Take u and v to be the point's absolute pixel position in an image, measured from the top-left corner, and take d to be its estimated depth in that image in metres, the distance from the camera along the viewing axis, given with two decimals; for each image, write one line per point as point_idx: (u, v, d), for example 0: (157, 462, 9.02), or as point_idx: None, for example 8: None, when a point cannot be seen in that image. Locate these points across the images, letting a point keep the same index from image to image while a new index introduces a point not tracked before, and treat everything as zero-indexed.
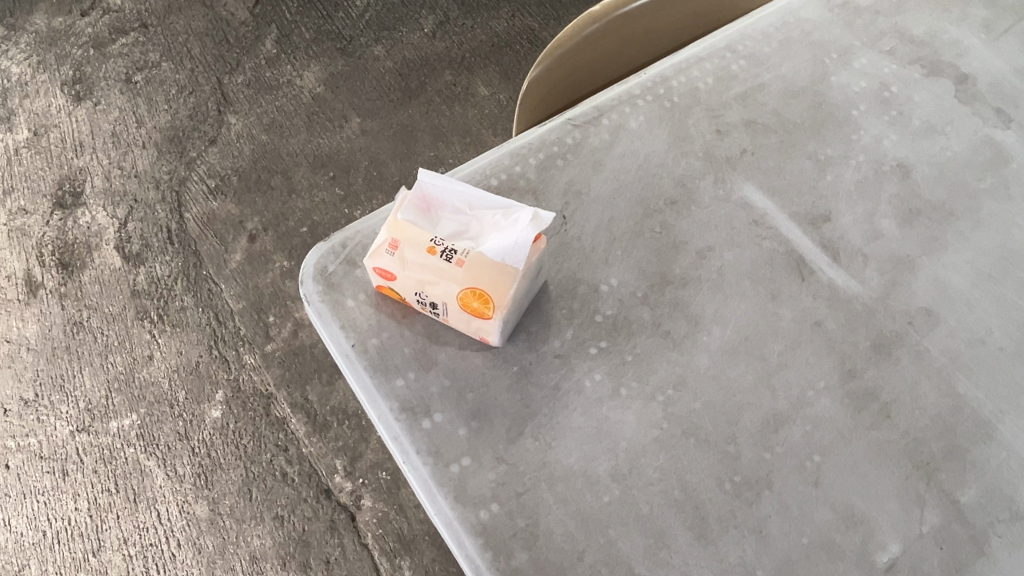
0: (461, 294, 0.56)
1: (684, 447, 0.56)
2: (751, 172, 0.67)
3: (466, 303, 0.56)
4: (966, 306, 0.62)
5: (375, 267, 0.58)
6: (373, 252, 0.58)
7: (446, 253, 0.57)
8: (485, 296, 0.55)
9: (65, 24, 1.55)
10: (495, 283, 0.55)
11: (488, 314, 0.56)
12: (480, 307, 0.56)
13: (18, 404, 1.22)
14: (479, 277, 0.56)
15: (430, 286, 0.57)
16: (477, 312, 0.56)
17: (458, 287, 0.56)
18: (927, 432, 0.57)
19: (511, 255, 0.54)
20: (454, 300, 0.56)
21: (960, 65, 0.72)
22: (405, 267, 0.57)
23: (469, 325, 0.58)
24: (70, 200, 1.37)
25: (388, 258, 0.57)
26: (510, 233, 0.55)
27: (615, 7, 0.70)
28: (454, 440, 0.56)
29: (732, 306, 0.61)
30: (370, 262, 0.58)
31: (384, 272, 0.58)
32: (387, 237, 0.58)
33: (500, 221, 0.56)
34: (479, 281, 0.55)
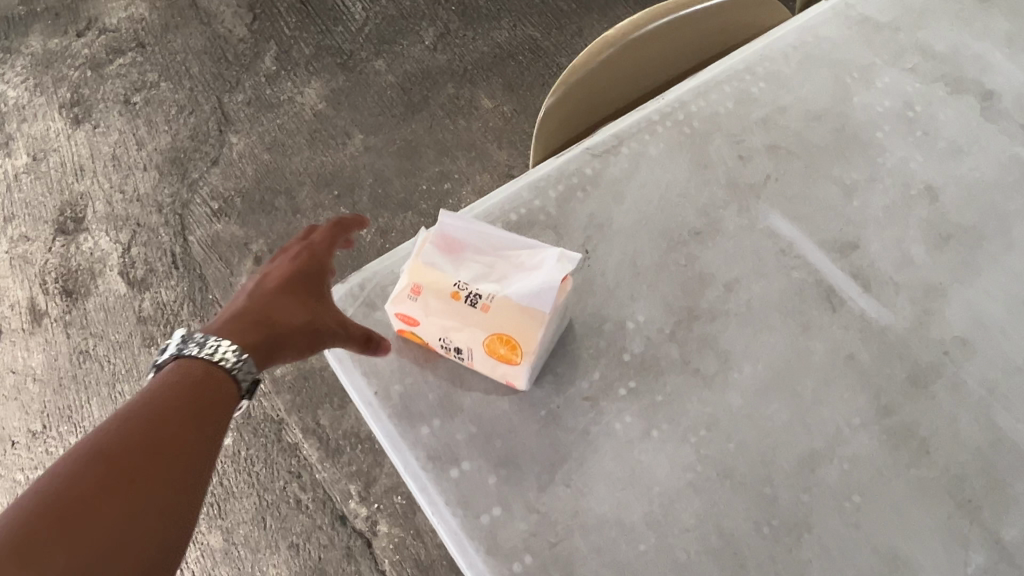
0: (487, 340, 0.54)
1: (720, 491, 0.55)
2: (776, 199, 0.65)
3: (493, 348, 0.55)
4: (1002, 334, 0.60)
5: (396, 312, 0.57)
6: (394, 297, 0.56)
7: (470, 298, 0.54)
8: (513, 340, 0.54)
9: (60, 45, 1.53)
10: (522, 327, 0.54)
11: (515, 360, 0.54)
12: (507, 351, 0.54)
13: (26, 435, 1.21)
14: (505, 322, 0.54)
15: (455, 331, 0.55)
16: (505, 358, 0.55)
17: (483, 332, 0.54)
18: (968, 468, 0.55)
19: (539, 298, 0.53)
20: (479, 346, 0.55)
21: (985, 82, 0.70)
22: (428, 312, 0.55)
23: (495, 370, 0.56)
24: (72, 225, 1.36)
25: (410, 302, 0.56)
26: (537, 276, 0.54)
27: (630, 30, 0.69)
28: (483, 489, 0.55)
29: (762, 340, 0.60)
30: (390, 307, 0.57)
31: (406, 317, 0.57)
32: (408, 281, 0.56)
33: (526, 263, 0.55)
34: (505, 327, 0.54)
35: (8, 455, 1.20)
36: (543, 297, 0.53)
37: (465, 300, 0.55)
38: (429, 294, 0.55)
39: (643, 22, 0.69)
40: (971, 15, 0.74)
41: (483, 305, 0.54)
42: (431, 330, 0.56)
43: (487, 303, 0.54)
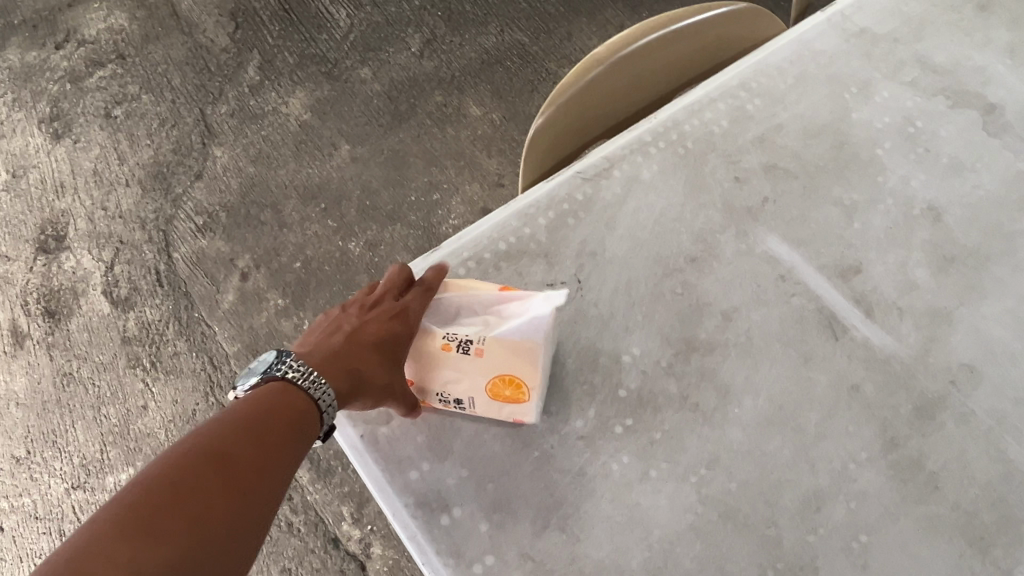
0: (487, 384, 0.52)
1: (722, 533, 0.53)
2: (774, 223, 0.63)
3: (496, 391, 0.53)
4: (1011, 360, 0.58)
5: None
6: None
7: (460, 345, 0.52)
8: (516, 379, 0.52)
9: (38, 58, 1.49)
10: (521, 364, 0.52)
11: (522, 398, 0.53)
12: (511, 392, 0.53)
13: (10, 462, 1.18)
14: (502, 363, 0.51)
15: (452, 382, 0.53)
16: (511, 398, 0.53)
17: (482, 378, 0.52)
18: (978, 503, 0.53)
19: (530, 331, 0.51)
20: (482, 391, 0.53)
21: (986, 95, 0.68)
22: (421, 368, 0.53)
23: (500, 411, 0.55)
24: (53, 244, 1.33)
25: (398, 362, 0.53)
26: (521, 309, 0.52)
27: (619, 47, 0.66)
28: (475, 537, 0.52)
29: (763, 372, 0.57)
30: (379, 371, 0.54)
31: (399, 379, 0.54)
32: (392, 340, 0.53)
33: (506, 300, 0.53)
34: (505, 368, 0.52)
35: None
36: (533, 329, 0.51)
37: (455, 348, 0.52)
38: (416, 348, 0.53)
39: (632, 39, 0.67)
40: (972, 24, 0.72)
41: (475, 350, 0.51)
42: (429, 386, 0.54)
43: (481, 347, 0.51)
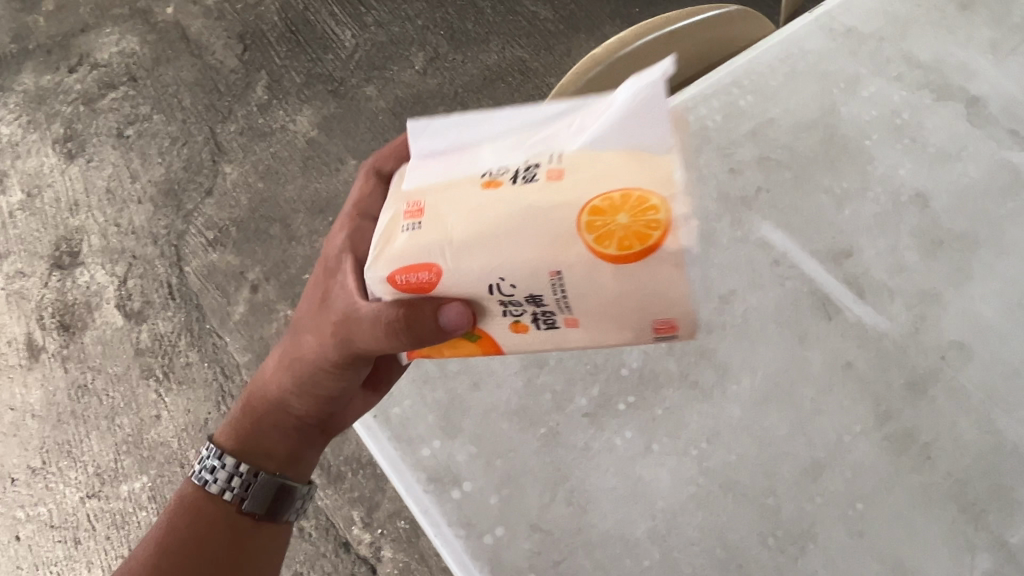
0: (580, 227, 0.39)
1: (722, 503, 0.55)
2: (768, 211, 0.65)
3: (599, 236, 0.39)
4: (1000, 338, 0.60)
5: (393, 273, 0.43)
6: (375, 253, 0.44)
7: (522, 178, 0.41)
8: (631, 203, 0.38)
9: (53, 81, 1.54)
10: (640, 179, 0.39)
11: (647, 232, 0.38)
12: (632, 223, 0.38)
13: (25, 472, 1.21)
14: (605, 181, 0.39)
15: (506, 238, 0.40)
16: (623, 237, 0.38)
17: (570, 211, 0.39)
18: (970, 472, 0.55)
19: (643, 131, 0.40)
20: (582, 237, 0.39)
21: (970, 88, 0.71)
22: (439, 232, 0.41)
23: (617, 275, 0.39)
24: (68, 260, 1.36)
25: (406, 230, 0.42)
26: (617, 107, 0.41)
27: (617, 47, 0.69)
28: (485, 509, 0.55)
29: (759, 351, 0.60)
30: (379, 276, 0.43)
31: (412, 269, 0.42)
32: (410, 203, 0.44)
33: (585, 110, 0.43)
34: (610, 189, 0.39)
35: (9, 492, 1.21)
36: (652, 117, 0.40)
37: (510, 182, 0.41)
38: (433, 206, 0.42)
39: (629, 39, 0.70)
40: (954, 22, 0.75)
41: (549, 176, 0.40)
42: (467, 268, 0.41)
43: (556, 169, 0.41)
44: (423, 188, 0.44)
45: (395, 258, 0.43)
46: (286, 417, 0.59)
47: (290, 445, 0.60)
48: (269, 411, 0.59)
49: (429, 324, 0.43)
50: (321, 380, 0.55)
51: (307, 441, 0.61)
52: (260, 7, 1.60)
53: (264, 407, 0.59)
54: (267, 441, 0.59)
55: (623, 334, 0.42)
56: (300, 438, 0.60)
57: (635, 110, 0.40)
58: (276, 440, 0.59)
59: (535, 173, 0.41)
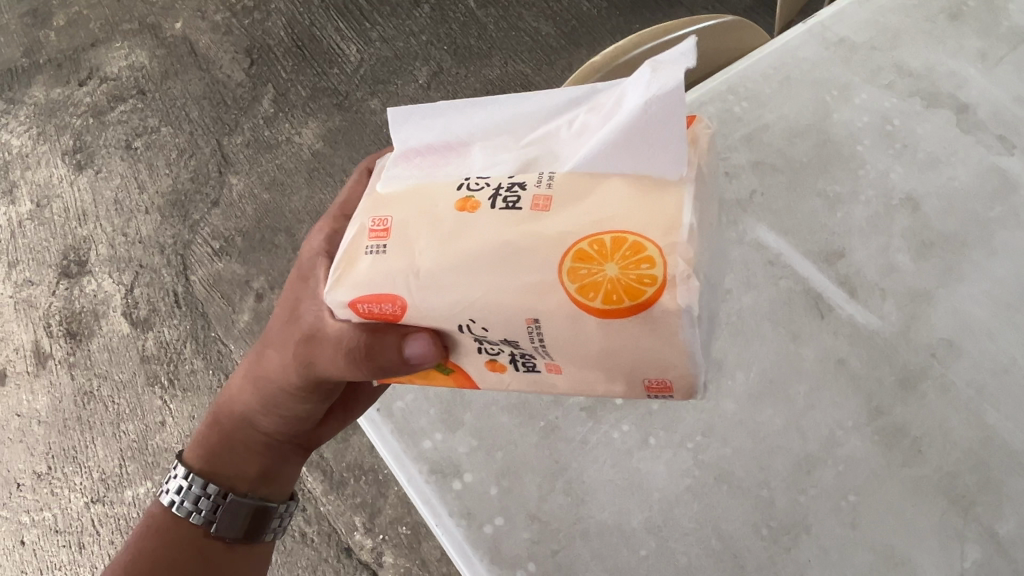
0: (563, 273, 0.35)
1: (717, 495, 0.56)
2: (762, 213, 0.67)
3: (580, 279, 0.35)
4: (988, 336, 0.61)
5: (355, 300, 0.40)
6: (337, 272, 0.40)
7: (506, 203, 0.38)
8: (623, 245, 0.35)
9: (62, 94, 1.57)
10: (638, 216, 0.35)
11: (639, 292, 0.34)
12: (620, 269, 0.34)
13: (32, 477, 1.23)
14: (597, 216, 0.36)
15: (477, 276, 0.36)
16: (609, 294, 0.35)
17: (553, 253, 0.36)
18: (960, 465, 0.56)
19: (649, 158, 0.36)
20: (564, 282, 0.35)
21: (959, 96, 0.73)
22: (406, 261, 0.38)
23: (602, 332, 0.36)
24: (75, 268, 1.38)
25: (370, 253, 0.39)
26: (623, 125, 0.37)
27: (617, 56, 0.71)
28: (485, 500, 0.56)
29: (753, 348, 0.61)
30: (339, 300, 0.40)
31: (374, 297, 0.39)
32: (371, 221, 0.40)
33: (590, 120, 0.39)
34: (604, 230, 0.35)
35: (14, 497, 1.22)
36: (662, 140, 0.36)
37: (490, 208, 0.38)
38: (402, 227, 0.39)
39: (628, 48, 0.72)
40: (944, 33, 0.77)
41: (535, 205, 0.37)
42: (435, 303, 0.38)
43: (544, 197, 0.37)
44: (393, 200, 0.41)
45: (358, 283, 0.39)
46: (255, 434, 0.59)
47: (261, 465, 0.60)
48: (239, 428, 0.59)
49: (398, 357, 0.41)
50: (287, 400, 0.55)
51: (279, 458, 0.61)
52: (267, 22, 1.63)
53: (235, 424, 0.59)
54: (236, 460, 0.59)
55: (603, 385, 0.39)
56: (272, 454, 0.61)
57: (643, 130, 0.36)
58: (245, 459, 0.59)
59: (519, 200, 0.38)
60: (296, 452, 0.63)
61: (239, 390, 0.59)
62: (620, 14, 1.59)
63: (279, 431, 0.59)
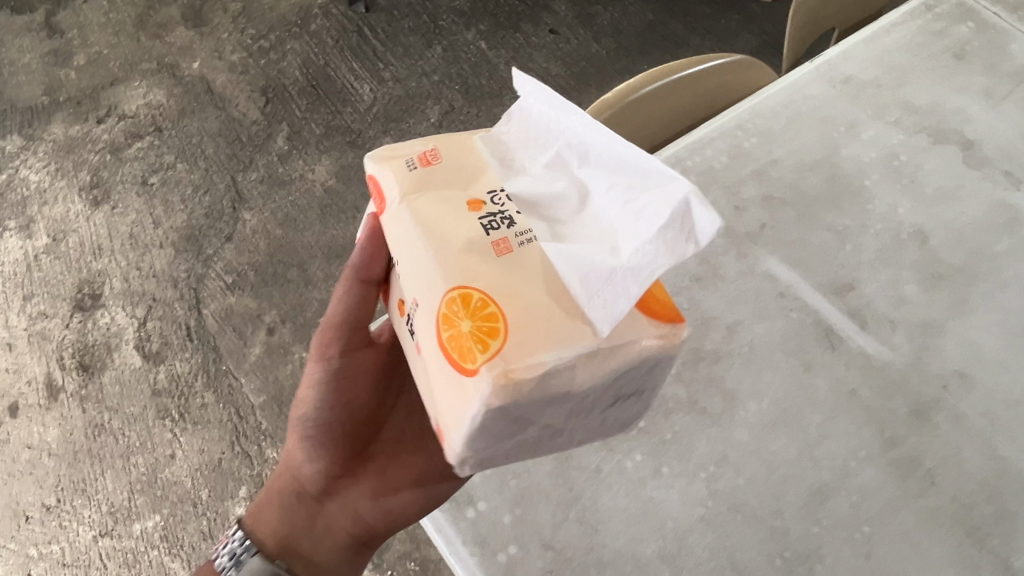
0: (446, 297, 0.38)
1: (732, 524, 0.56)
2: (772, 246, 0.68)
3: (449, 308, 0.37)
4: (1000, 367, 0.62)
5: (375, 180, 0.45)
6: (389, 149, 0.45)
7: (489, 221, 0.40)
8: (496, 313, 0.36)
9: (81, 131, 1.60)
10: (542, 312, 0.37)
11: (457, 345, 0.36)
12: (468, 331, 0.36)
13: (40, 510, 1.22)
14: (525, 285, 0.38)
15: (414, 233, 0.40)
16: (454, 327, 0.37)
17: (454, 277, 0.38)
18: (975, 496, 0.56)
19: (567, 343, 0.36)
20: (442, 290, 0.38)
21: (966, 132, 0.74)
22: (411, 186, 0.42)
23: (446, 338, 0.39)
24: (89, 302, 1.39)
25: (403, 163, 0.43)
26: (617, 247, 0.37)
27: (627, 93, 0.73)
28: (499, 528, 0.56)
29: (765, 378, 0.61)
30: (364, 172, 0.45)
31: (376, 186, 0.45)
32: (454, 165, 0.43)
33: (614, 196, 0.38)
34: (501, 290, 0.37)
35: (22, 531, 1.21)
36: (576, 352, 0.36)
37: (482, 219, 0.40)
38: (438, 177, 0.43)
39: (637, 87, 0.74)
40: (949, 70, 0.78)
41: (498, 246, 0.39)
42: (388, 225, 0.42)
43: (511, 241, 0.39)
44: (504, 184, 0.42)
45: (379, 165, 0.44)
46: (293, 481, 0.59)
47: (296, 518, 0.59)
48: (282, 480, 0.60)
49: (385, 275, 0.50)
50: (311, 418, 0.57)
51: (315, 515, 0.59)
52: (282, 62, 1.67)
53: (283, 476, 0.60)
54: (274, 514, 0.59)
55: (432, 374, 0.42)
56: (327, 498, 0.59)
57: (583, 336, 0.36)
58: (280, 512, 0.59)
59: (501, 228, 0.40)
60: (336, 523, 0.59)
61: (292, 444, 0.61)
62: (627, 59, 1.63)
63: (313, 471, 0.58)
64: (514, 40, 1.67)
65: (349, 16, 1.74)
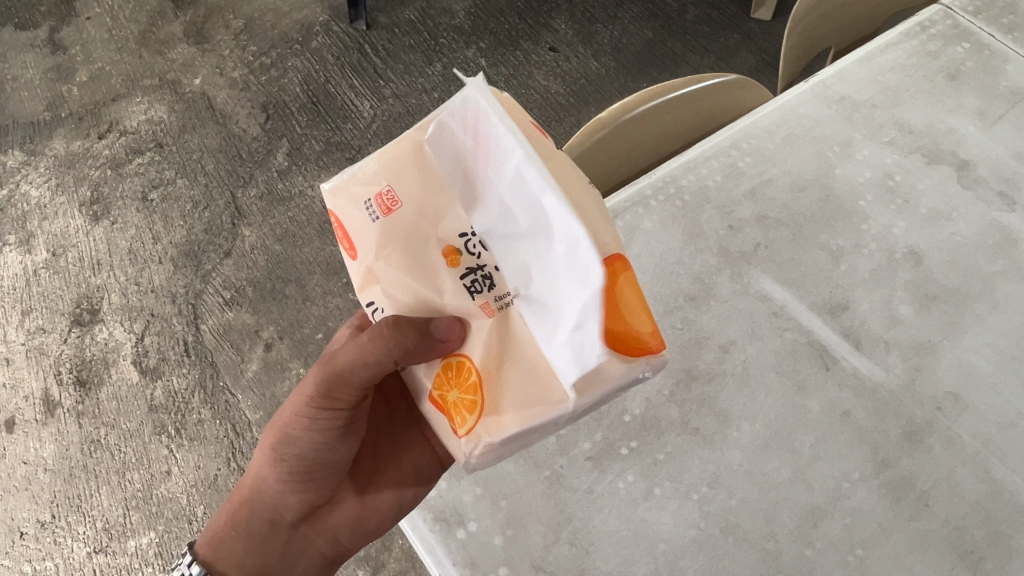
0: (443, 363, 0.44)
1: (724, 547, 0.55)
2: (766, 266, 0.68)
3: (444, 374, 0.43)
4: (994, 389, 0.61)
5: (337, 217, 0.45)
6: (346, 178, 0.45)
7: (470, 282, 0.43)
8: (477, 384, 0.42)
9: (82, 147, 1.60)
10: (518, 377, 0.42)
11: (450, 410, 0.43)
12: (456, 401, 0.42)
13: (35, 526, 1.21)
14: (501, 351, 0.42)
15: (401, 296, 0.44)
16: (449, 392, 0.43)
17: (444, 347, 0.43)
18: (969, 519, 0.56)
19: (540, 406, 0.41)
20: (426, 356, 0.42)
21: (960, 152, 0.74)
22: (374, 243, 0.43)
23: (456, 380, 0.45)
24: (88, 317, 1.39)
25: (365, 210, 0.44)
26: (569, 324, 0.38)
27: (623, 111, 0.73)
28: (490, 548, 0.55)
29: (759, 399, 0.61)
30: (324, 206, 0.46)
31: (340, 224, 0.45)
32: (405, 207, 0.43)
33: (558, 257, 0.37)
34: (481, 360, 0.42)
35: (16, 547, 1.20)
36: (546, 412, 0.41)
37: (460, 277, 0.43)
38: (403, 222, 0.43)
39: (633, 105, 0.74)
40: (943, 90, 0.79)
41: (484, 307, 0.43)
42: (357, 276, 0.45)
43: (490, 306, 0.42)
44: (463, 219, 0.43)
45: (339, 203, 0.45)
46: (267, 506, 0.58)
47: (272, 544, 0.59)
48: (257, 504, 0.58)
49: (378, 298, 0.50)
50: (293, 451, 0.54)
51: (290, 539, 0.59)
52: (283, 79, 1.68)
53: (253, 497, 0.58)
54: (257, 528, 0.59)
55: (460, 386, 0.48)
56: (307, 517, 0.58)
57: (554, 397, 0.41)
58: (251, 539, 0.59)
59: (480, 289, 0.43)
60: (312, 544, 0.59)
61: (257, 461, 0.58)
62: (626, 77, 1.64)
63: (295, 503, 0.57)
64: (514, 57, 1.68)
65: (350, 33, 1.75)
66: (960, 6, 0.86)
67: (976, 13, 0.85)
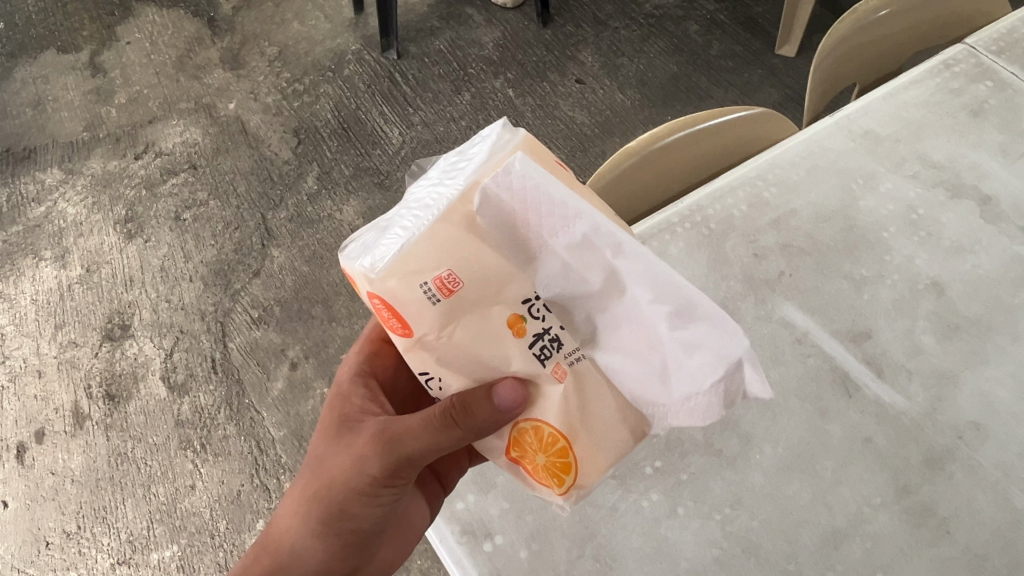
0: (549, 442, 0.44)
1: (746, 567, 0.56)
2: (791, 294, 0.69)
3: (528, 444, 0.45)
4: (1015, 420, 0.62)
5: (371, 294, 0.40)
6: (371, 263, 0.39)
7: (539, 349, 0.42)
8: (563, 450, 0.44)
9: (119, 167, 1.65)
10: (604, 437, 0.44)
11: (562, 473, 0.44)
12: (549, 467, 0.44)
13: (61, 536, 1.23)
14: (588, 411, 0.43)
15: (464, 349, 0.42)
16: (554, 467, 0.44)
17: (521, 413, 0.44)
18: (989, 547, 0.56)
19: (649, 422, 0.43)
20: (497, 425, 0.43)
21: (982, 187, 0.76)
22: (434, 323, 0.40)
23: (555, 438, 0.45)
24: (118, 332, 1.42)
25: (420, 291, 0.39)
26: (689, 364, 0.38)
27: (649, 142, 0.76)
28: (515, 562, 0.57)
29: (781, 423, 0.62)
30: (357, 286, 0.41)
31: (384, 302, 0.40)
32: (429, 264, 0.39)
33: (639, 289, 0.38)
34: (562, 422, 0.43)
35: (42, 556, 1.21)
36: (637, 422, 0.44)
37: (528, 345, 0.42)
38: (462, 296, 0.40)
39: (659, 137, 0.77)
40: (967, 127, 0.80)
41: (557, 372, 0.42)
42: (413, 347, 0.42)
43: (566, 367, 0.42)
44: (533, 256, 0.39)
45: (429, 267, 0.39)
46: None
47: None
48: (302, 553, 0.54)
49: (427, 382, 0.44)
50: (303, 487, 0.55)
51: None
52: (315, 105, 1.72)
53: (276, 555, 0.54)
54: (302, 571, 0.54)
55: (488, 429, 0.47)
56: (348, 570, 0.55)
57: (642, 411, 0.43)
58: None
59: (552, 353, 0.42)
60: None
61: (285, 513, 0.55)
62: (652, 108, 1.67)
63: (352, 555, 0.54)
64: (541, 88, 1.72)
65: (382, 62, 1.80)
66: (984, 45, 0.87)
67: (1000, 52, 0.87)
